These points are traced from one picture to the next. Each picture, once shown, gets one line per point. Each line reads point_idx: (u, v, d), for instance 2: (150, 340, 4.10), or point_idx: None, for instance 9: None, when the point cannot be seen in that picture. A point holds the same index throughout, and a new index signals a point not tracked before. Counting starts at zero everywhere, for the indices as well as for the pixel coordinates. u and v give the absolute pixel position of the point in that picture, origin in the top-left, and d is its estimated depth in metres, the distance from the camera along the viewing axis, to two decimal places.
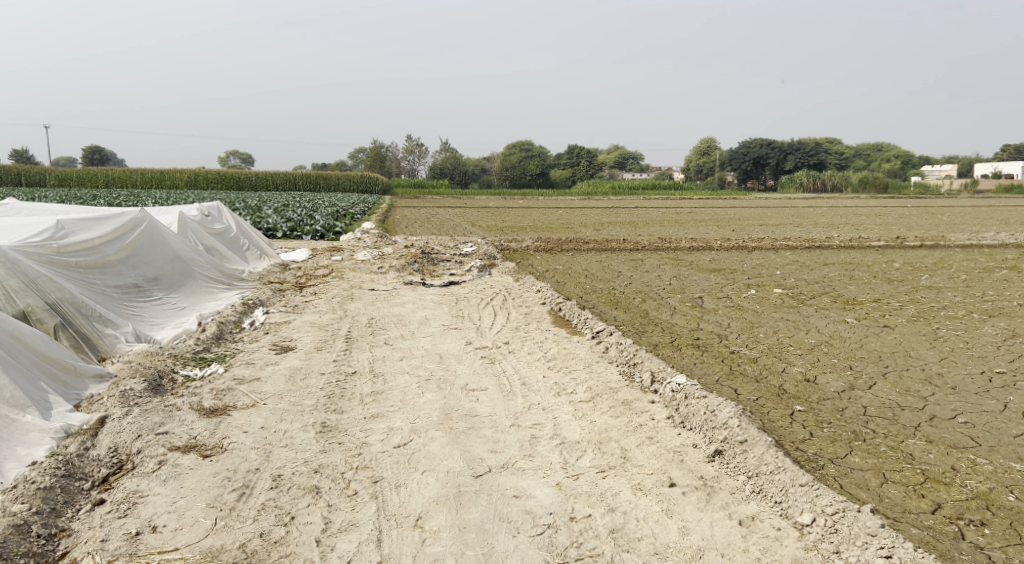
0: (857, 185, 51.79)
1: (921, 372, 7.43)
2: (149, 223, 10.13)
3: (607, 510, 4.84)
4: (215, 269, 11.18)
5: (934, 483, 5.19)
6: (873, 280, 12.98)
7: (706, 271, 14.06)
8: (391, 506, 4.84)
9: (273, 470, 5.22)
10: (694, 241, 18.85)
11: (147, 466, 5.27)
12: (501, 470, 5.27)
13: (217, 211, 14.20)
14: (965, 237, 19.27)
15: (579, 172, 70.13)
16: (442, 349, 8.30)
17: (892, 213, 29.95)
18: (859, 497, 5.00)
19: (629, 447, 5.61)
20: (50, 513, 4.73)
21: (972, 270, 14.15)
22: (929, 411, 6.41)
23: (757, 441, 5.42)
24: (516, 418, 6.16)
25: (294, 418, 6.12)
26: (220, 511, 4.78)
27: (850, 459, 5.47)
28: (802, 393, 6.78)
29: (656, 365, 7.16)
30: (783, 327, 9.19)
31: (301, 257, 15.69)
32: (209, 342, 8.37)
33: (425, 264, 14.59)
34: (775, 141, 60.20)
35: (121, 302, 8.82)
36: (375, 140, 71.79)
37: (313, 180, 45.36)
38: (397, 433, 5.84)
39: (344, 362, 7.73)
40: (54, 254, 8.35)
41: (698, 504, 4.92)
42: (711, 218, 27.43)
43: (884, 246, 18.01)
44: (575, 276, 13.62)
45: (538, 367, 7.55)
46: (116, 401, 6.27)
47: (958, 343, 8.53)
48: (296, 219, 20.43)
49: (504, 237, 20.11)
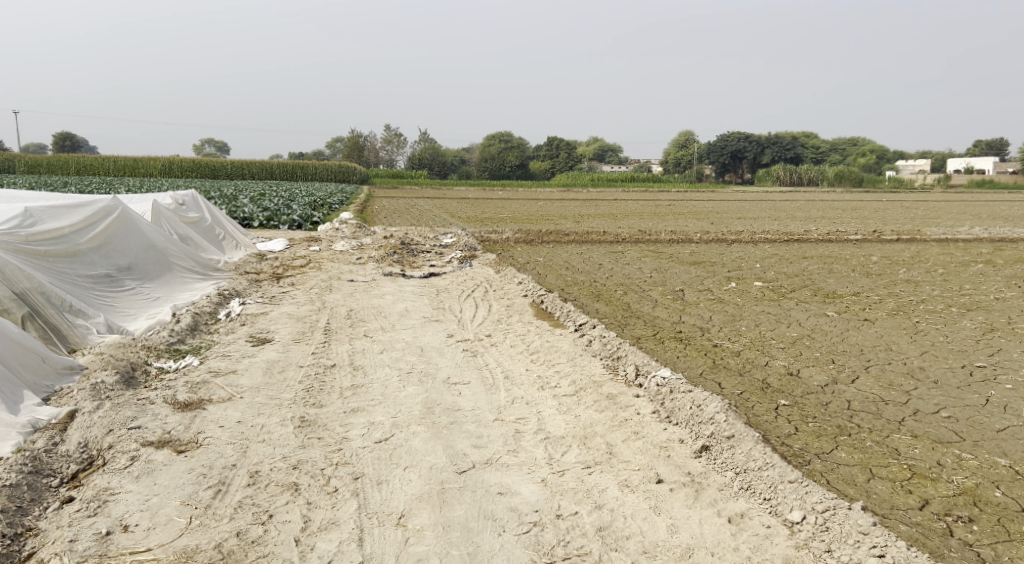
0: (833, 178, 52.26)
1: (903, 366, 7.43)
2: (122, 212, 9.88)
3: (594, 507, 4.76)
4: (190, 259, 10.93)
5: (921, 478, 5.17)
6: (852, 274, 13.03)
7: (687, 264, 14.03)
8: (373, 504, 4.72)
9: (251, 466, 5.07)
10: (674, 234, 18.81)
11: (118, 462, 5.09)
12: (486, 466, 5.17)
13: (193, 200, 13.92)
14: (941, 231, 19.43)
15: (558, 164, 69.88)
16: (423, 341, 8.17)
17: (870, 207, 30.14)
18: (847, 494, 4.96)
19: (615, 442, 5.53)
20: (16, 512, 4.55)
21: (948, 264, 14.28)
22: (913, 405, 6.40)
23: (745, 437, 5.36)
24: (500, 413, 6.06)
25: (272, 412, 5.96)
26: (195, 509, 4.63)
27: (836, 454, 5.43)
28: (786, 386, 6.75)
29: (640, 359, 7.09)
30: (764, 320, 9.17)
31: (278, 246, 15.43)
32: (184, 334, 8.16)
33: (405, 255, 14.42)
34: (752, 135, 60.57)
35: (93, 292, 8.58)
36: (353, 131, 71.14)
37: (290, 169, 44.79)
38: (378, 428, 5.70)
39: (322, 355, 7.57)
40: (22, 242, 8.08)
41: (686, 501, 4.85)
42: (689, 211, 27.39)
43: (861, 239, 18.17)
44: (556, 268, 13.53)
45: (521, 360, 7.46)
46: (86, 394, 6.08)
47: (937, 337, 8.56)
48: (273, 208, 20.12)
49: (484, 228, 19.97)
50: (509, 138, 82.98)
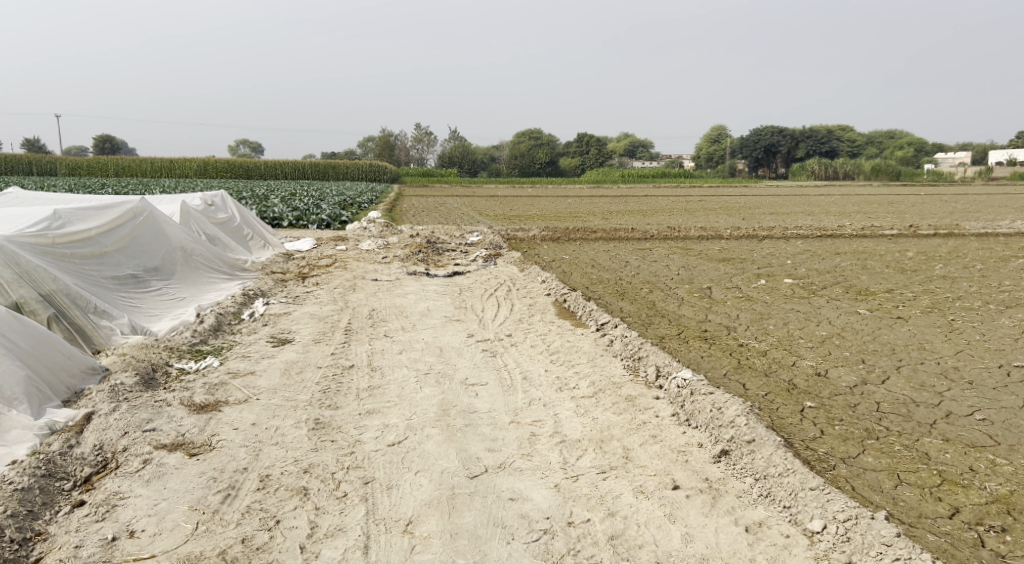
0: (870, 172, 51.10)
1: (936, 366, 7.17)
2: (149, 213, 9.97)
3: (607, 514, 4.64)
4: (216, 259, 10.97)
5: (951, 485, 4.95)
6: (886, 270, 12.68)
7: (716, 261, 13.78)
8: (380, 510, 4.65)
9: (261, 470, 5.03)
10: (704, 230, 18.52)
11: (130, 465, 5.09)
12: (498, 471, 5.07)
13: (222, 201, 14.02)
14: (980, 226, 18.87)
15: (589, 160, 69.49)
16: (443, 342, 8.10)
17: (908, 202, 29.43)
18: (872, 501, 4.76)
19: (632, 446, 5.39)
20: (26, 516, 4.56)
21: (987, 259, 13.82)
22: (945, 407, 6.15)
23: (766, 442, 5.19)
24: (516, 415, 5.95)
25: (287, 414, 5.93)
26: (202, 514, 4.61)
27: (863, 459, 5.24)
28: (812, 387, 6.55)
29: (661, 359, 6.93)
30: (793, 319, 8.93)
31: (307, 246, 15.50)
32: (206, 334, 8.18)
33: (430, 254, 14.39)
34: (786, 129, 59.53)
35: (119, 293, 8.63)
36: (385, 131, 71.49)
37: (322, 169, 45.07)
38: (392, 430, 5.63)
39: (342, 356, 7.54)
40: (50, 245, 8.17)
41: (702, 508, 4.71)
42: (720, 206, 27.02)
43: (898, 234, 17.71)
44: (582, 266, 13.36)
45: (541, 360, 7.34)
46: (105, 396, 6.08)
47: (974, 335, 8.25)
48: (303, 208, 20.22)
49: (511, 226, 19.87)
50: (539, 135, 82.69)
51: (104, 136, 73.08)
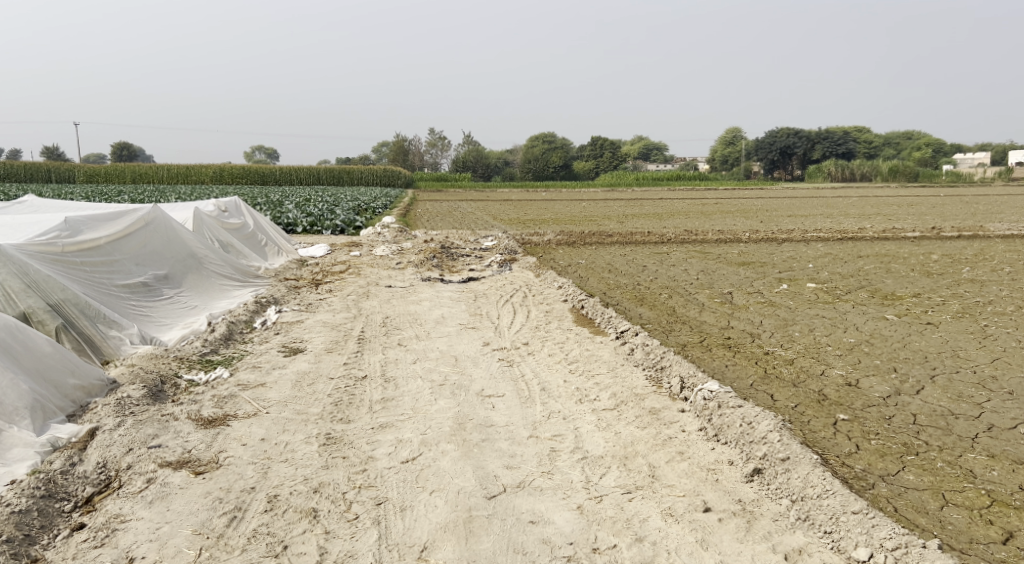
0: (888, 173, 50.43)
1: (974, 376, 6.83)
2: (160, 221, 9.81)
3: (634, 540, 4.39)
4: (228, 265, 10.77)
5: (1002, 507, 4.66)
6: (911, 273, 12.32)
7: (735, 265, 13.44)
8: (394, 534, 4.43)
9: (269, 490, 4.81)
10: (721, 233, 18.12)
11: (134, 485, 4.89)
12: (517, 491, 4.82)
13: (235, 206, 13.83)
14: (1005, 227, 18.36)
15: (602, 164, 69.00)
16: (457, 351, 7.85)
17: (927, 203, 28.75)
18: (917, 523, 4.49)
19: (658, 463, 5.12)
20: (22, 541, 4.39)
21: (1015, 262, 13.42)
22: (986, 420, 5.83)
23: (802, 460, 4.90)
24: (535, 429, 5.70)
25: (297, 429, 5.70)
26: (206, 539, 4.40)
27: (903, 477, 4.94)
28: (844, 398, 6.24)
29: (685, 369, 6.62)
30: (819, 325, 8.61)
31: (319, 252, 15.28)
32: (216, 344, 7.99)
33: (444, 259, 14.17)
34: (802, 131, 58.86)
35: (129, 302, 8.45)
36: (398, 137, 71.46)
37: (337, 174, 44.96)
38: (405, 446, 5.39)
39: (355, 366, 7.31)
40: (57, 253, 7.99)
41: (737, 534, 4.45)
42: (738, 209, 26.49)
43: (920, 236, 17.33)
44: (598, 271, 13.10)
45: (559, 370, 7.09)
46: (111, 410, 5.87)
47: (1009, 342, 7.91)
48: (317, 213, 20.05)
49: (526, 230, 19.56)
50: (553, 139, 82.57)
51: (121, 145, 73.53)
